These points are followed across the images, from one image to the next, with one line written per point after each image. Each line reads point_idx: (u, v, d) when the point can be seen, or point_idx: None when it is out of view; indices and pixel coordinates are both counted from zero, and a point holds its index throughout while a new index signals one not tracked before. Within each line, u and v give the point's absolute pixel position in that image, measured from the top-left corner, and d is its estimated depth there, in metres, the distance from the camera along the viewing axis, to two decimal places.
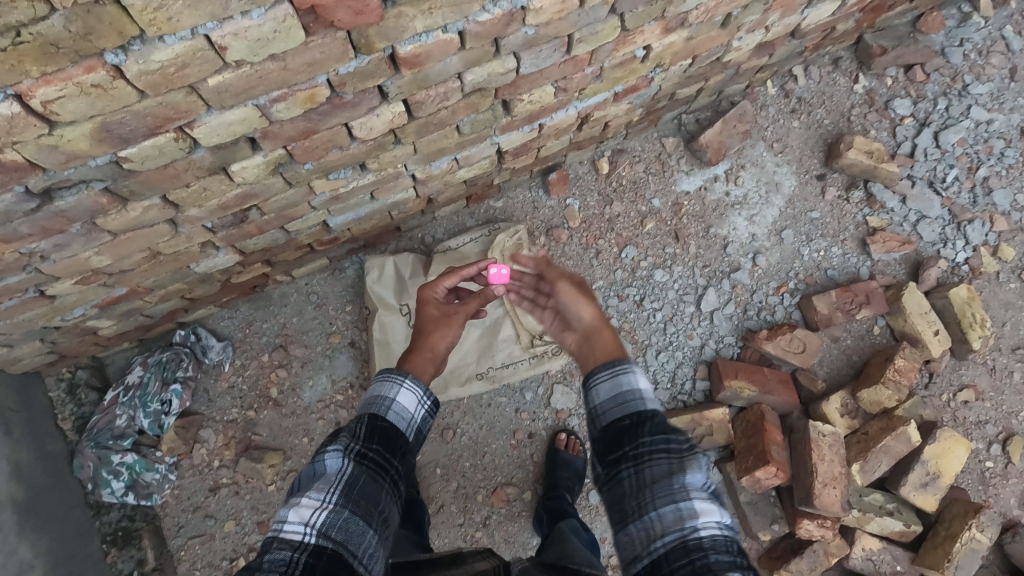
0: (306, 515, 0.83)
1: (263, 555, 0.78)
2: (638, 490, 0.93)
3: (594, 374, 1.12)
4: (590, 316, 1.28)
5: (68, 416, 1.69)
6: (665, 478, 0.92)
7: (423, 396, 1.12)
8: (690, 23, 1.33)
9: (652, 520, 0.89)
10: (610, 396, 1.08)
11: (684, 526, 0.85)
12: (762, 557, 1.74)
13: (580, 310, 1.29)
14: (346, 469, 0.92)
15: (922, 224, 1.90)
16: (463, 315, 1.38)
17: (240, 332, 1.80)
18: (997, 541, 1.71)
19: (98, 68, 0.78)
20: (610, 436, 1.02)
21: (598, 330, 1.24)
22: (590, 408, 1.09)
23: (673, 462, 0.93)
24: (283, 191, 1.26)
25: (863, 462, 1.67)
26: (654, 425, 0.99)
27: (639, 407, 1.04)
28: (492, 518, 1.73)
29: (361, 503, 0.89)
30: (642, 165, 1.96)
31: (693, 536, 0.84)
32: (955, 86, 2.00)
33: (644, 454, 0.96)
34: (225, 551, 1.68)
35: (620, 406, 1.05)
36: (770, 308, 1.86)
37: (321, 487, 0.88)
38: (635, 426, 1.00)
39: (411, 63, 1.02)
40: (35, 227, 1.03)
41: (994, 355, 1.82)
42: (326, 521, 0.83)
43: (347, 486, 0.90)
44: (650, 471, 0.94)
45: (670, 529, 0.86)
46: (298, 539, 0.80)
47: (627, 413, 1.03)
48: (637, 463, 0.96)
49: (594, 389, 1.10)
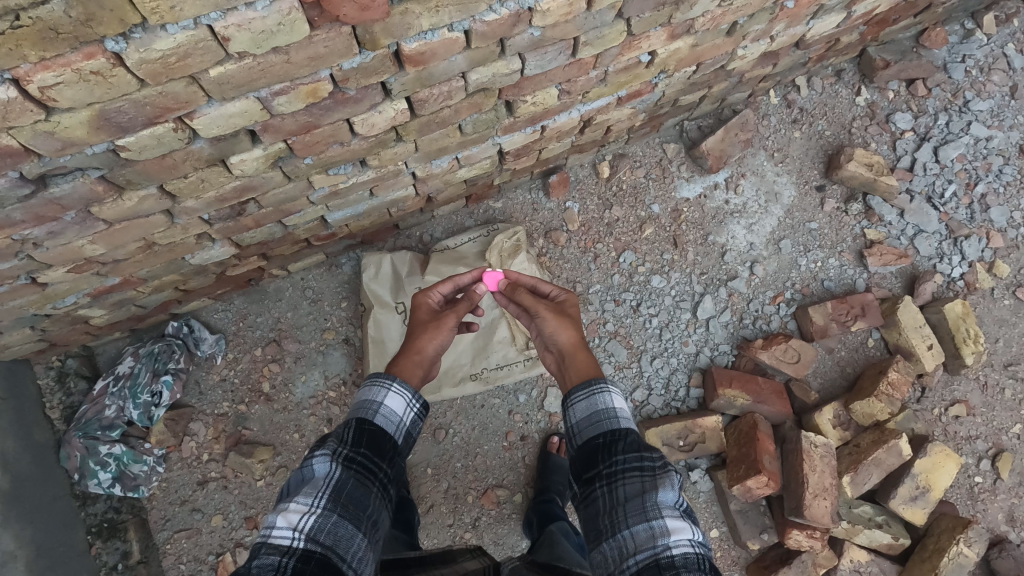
0: (295, 520, 0.82)
1: (252, 560, 0.77)
2: (610, 513, 0.93)
3: (571, 393, 1.14)
4: (566, 339, 1.27)
5: (56, 405, 1.67)
6: (637, 497, 0.92)
7: (412, 399, 1.11)
8: (696, 30, 1.33)
9: (627, 538, 0.89)
10: (584, 415, 1.09)
11: (656, 544, 0.86)
12: (751, 565, 1.74)
13: (556, 332, 1.29)
14: (334, 473, 0.91)
15: (919, 238, 1.90)
16: (455, 316, 1.34)
17: (234, 325, 1.79)
18: (984, 556, 1.71)
19: (97, 55, 0.77)
20: (585, 455, 1.04)
21: (572, 353, 1.24)
22: (567, 427, 1.11)
23: (646, 481, 0.93)
24: (281, 184, 1.24)
25: (853, 474, 1.67)
26: (627, 444, 1.00)
27: (613, 426, 1.05)
28: (482, 519, 1.72)
29: (350, 508, 0.88)
30: (643, 170, 1.95)
31: (666, 554, 0.84)
32: (955, 102, 2.01)
33: (617, 473, 0.97)
34: (212, 545, 1.66)
35: (594, 425, 1.06)
36: (765, 317, 1.86)
37: (309, 492, 0.87)
38: (609, 444, 1.02)
39: (415, 60, 1.01)
40: (28, 214, 1.01)
41: (986, 371, 1.82)
42: (314, 526, 0.82)
43: (336, 490, 0.89)
44: (625, 491, 0.94)
45: (642, 547, 0.86)
46: (286, 544, 0.79)
47: (601, 431, 1.05)
48: (613, 484, 0.96)
49: (570, 408, 1.12)
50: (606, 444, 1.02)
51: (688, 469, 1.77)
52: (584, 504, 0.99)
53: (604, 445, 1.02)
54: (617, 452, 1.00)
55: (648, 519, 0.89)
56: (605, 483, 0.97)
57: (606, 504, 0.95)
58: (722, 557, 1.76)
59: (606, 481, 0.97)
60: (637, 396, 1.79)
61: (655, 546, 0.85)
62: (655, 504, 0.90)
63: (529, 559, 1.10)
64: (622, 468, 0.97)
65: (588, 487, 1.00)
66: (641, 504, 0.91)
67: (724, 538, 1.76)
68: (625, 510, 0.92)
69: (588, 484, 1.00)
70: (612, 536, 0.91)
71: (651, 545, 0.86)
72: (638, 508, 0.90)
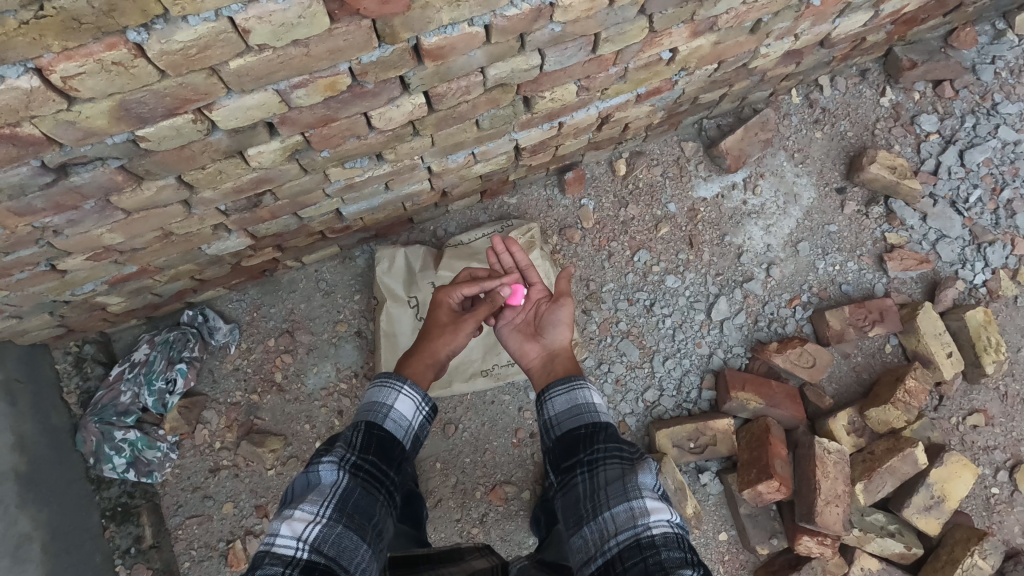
0: (299, 529, 0.82)
1: (254, 571, 0.77)
2: (592, 498, 0.95)
3: (550, 388, 1.17)
4: (563, 341, 1.32)
5: (73, 390, 1.70)
6: (617, 480, 0.95)
7: (422, 403, 1.13)
8: (719, 27, 1.31)
9: (607, 519, 0.91)
10: (565, 409, 1.13)
11: (636, 524, 0.87)
12: (759, 570, 1.72)
13: (557, 332, 1.34)
14: (341, 481, 0.92)
15: (941, 243, 1.87)
16: (474, 321, 1.33)
17: (248, 315, 1.80)
18: (998, 568, 1.69)
19: (119, 45, 0.77)
20: (566, 444, 1.07)
21: (565, 354, 1.30)
22: (545, 419, 1.14)
23: (626, 467, 0.97)
24: (298, 177, 1.24)
25: (867, 481, 1.65)
26: (607, 434, 1.05)
27: (594, 418, 1.09)
28: (490, 515, 1.72)
29: (355, 517, 0.89)
30: (660, 169, 1.93)
31: (645, 533, 0.85)
32: (984, 104, 1.96)
33: (598, 459, 1.00)
34: (222, 532, 1.68)
35: (575, 417, 1.10)
36: (781, 320, 1.84)
37: (315, 500, 0.87)
38: (590, 435, 1.06)
39: (434, 55, 1.00)
40: (49, 202, 1.02)
41: (1006, 380, 1.79)
42: (318, 537, 0.83)
43: (342, 500, 0.89)
44: (606, 476, 0.97)
45: (623, 528, 0.88)
46: (290, 554, 0.79)
47: (582, 423, 1.09)
48: (594, 470, 0.99)
49: (549, 402, 1.15)
50: (585, 435, 1.06)
51: (698, 471, 1.76)
52: (563, 490, 1.02)
53: (584, 436, 1.06)
54: (597, 441, 1.04)
55: (628, 499, 0.91)
56: (585, 470, 1.00)
57: (586, 489, 0.97)
58: (731, 561, 1.74)
59: (587, 468, 1.00)
60: (649, 396, 1.78)
61: (635, 527, 0.87)
62: (635, 486, 0.92)
63: (537, 558, 1.09)
64: (604, 454, 1.00)
65: (569, 475, 1.03)
66: (621, 487, 0.93)
67: (733, 541, 1.75)
68: (606, 493, 0.94)
69: (569, 473, 1.03)
70: (592, 520, 0.93)
71: (632, 526, 0.87)
72: (619, 492, 0.92)
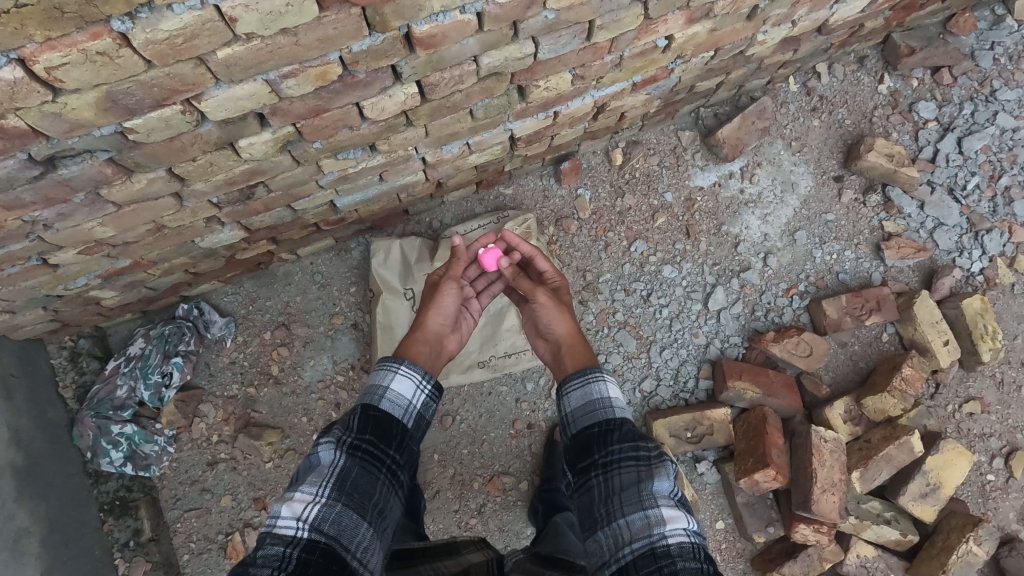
0: (299, 510, 0.83)
1: (257, 551, 0.78)
2: (604, 502, 0.96)
3: (566, 383, 1.18)
4: (560, 331, 1.35)
5: (69, 384, 1.69)
6: (633, 486, 0.95)
7: (422, 381, 1.11)
8: (716, 13, 1.29)
9: (621, 525, 0.92)
10: (580, 404, 1.13)
11: (652, 533, 0.88)
12: (756, 558, 1.74)
13: (554, 322, 1.37)
14: (338, 461, 0.92)
15: (939, 231, 1.86)
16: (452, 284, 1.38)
17: (243, 308, 1.80)
18: (993, 554, 1.70)
19: (103, 35, 0.75)
20: (581, 444, 1.08)
21: (567, 345, 1.32)
22: (562, 416, 1.15)
23: (641, 470, 0.97)
24: (291, 168, 1.23)
25: (863, 469, 1.66)
26: (622, 433, 1.04)
27: (607, 415, 1.09)
28: (488, 506, 1.73)
29: (354, 496, 0.89)
30: (657, 158, 1.92)
31: (661, 543, 0.86)
32: (982, 91, 1.95)
33: (613, 461, 1.00)
34: (221, 525, 1.69)
35: (589, 414, 1.11)
36: (778, 309, 1.83)
37: (313, 481, 0.88)
38: (603, 435, 1.05)
39: (426, 43, 0.99)
40: (38, 195, 1.01)
41: (1003, 368, 1.79)
42: (318, 516, 0.84)
43: (341, 479, 0.90)
44: (621, 480, 0.97)
45: (638, 536, 0.89)
46: (290, 534, 0.80)
47: (596, 421, 1.09)
48: (608, 473, 0.99)
49: (566, 396, 1.16)
50: (600, 434, 1.06)
51: (695, 460, 1.76)
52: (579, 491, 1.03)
53: (598, 436, 1.06)
54: (612, 443, 1.03)
55: (642, 509, 0.91)
56: (599, 472, 1.01)
57: (600, 493, 0.98)
58: (728, 549, 1.75)
59: (600, 470, 1.01)
60: (645, 386, 1.78)
61: (650, 537, 0.87)
62: (649, 495, 0.93)
63: (533, 552, 1.09)
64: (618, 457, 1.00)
65: (583, 475, 1.03)
66: (636, 495, 0.94)
67: (730, 530, 1.76)
68: (620, 499, 0.95)
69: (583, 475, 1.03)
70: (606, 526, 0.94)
71: (648, 537, 0.88)
72: (633, 500, 0.93)
